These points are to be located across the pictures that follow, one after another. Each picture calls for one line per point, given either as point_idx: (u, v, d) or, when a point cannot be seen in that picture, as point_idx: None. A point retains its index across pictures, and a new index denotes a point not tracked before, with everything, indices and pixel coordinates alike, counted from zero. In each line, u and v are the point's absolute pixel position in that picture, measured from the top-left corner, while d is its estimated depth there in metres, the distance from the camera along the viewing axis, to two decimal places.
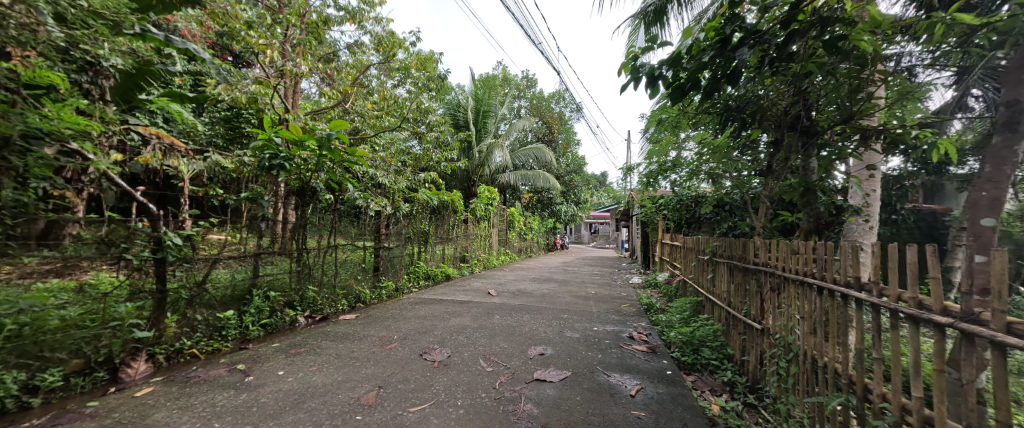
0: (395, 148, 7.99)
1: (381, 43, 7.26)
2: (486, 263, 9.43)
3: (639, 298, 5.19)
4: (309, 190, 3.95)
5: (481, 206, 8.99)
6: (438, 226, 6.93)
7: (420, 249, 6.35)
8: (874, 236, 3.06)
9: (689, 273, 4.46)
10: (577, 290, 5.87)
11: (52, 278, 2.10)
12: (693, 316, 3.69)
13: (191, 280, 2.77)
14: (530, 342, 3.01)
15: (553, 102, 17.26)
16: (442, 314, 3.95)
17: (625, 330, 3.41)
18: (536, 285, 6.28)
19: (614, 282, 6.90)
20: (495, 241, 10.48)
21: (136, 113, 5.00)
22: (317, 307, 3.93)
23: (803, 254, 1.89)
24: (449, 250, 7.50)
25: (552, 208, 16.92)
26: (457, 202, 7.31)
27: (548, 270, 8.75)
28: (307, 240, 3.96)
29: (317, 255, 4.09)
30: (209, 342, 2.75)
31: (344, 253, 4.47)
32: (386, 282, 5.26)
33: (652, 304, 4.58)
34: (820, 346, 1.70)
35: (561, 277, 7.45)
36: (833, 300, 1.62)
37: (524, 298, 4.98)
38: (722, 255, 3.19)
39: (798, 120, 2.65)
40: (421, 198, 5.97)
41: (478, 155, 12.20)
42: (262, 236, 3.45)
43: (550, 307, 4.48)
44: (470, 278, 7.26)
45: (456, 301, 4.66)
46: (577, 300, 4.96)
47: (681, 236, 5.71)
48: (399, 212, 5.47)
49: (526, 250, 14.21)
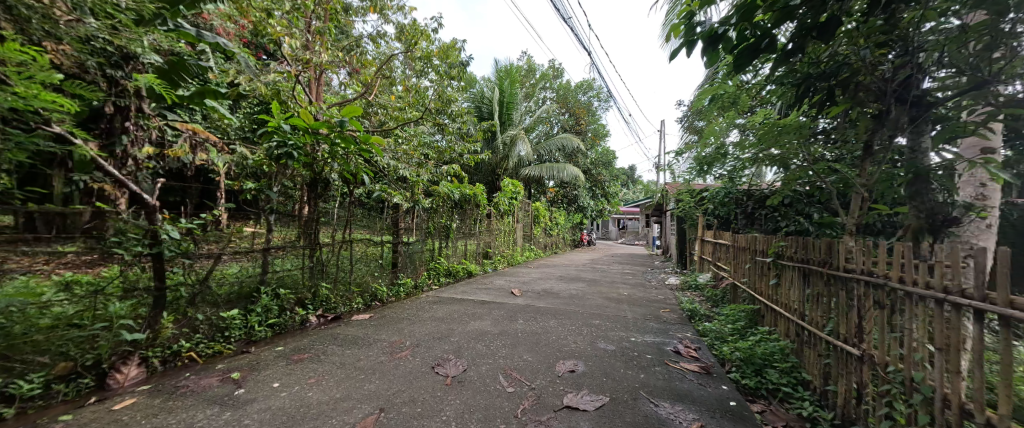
0: (417, 140, 7.76)
1: (403, 31, 7.01)
2: (510, 259, 9.09)
3: (679, 303, 4.67)
4: (322, 181, 3.74)
5: (505, 200, 8.63)
6: (460, 221, 6.64)
7: (441, 245, 6.08)
8: (995, 236, 2.43)
9: (741, 276, 3.89)
10: (608, 291, 5.40)
11: (64, 271, 1.97)
12: (750, 328, 3.17)
13: (194, 276, 2.57)
14: (557, 354, 2.63)
15: (580, 93, 16.62)
16: (461, 317, 3.64)
17: (669, 343, 2.95)
18: (564, 284, 5.87)
19: (648, 283, 6.36)
20: (520, 236, 10.11)
21: (170, 109, 5.08)
22: (331, 306, 3.71)
23: (940, 263, 1.38)
24: (472, 245, 7.21)
25: (579, 203, 16.33)
26: (479, 195, 6.99)
27: (576, 269, 8.29)
28: (320, 234, 3.75)
29: (331, 250, 3.87)
30: (211, 344, 2.55)
31: (360, 249, 4.24)
32: (405, 279, 5.02)
33: (697, 310, 4.05)
34: (978, 395, 1.21)
35: (590, 276, 6.98)
36: (1008, 332, 1.12)
37: (550, 299, 4.59)
38: (793, 258, 2.64)
39: (904, 89, 2.07)
40: (442, 191, 5.68)
41: (503, 148, 11.84)
42: (272, 230, 3.24)
43: (579, 310, 4.07)
44: (493, 275, 6.94)
45: (477, 301, 4.34)
46: (609, 303, 4.52)
47: (728, 233, 5.09)
48: (418, 206, 5.21)
49: (551, 246, 13.75)
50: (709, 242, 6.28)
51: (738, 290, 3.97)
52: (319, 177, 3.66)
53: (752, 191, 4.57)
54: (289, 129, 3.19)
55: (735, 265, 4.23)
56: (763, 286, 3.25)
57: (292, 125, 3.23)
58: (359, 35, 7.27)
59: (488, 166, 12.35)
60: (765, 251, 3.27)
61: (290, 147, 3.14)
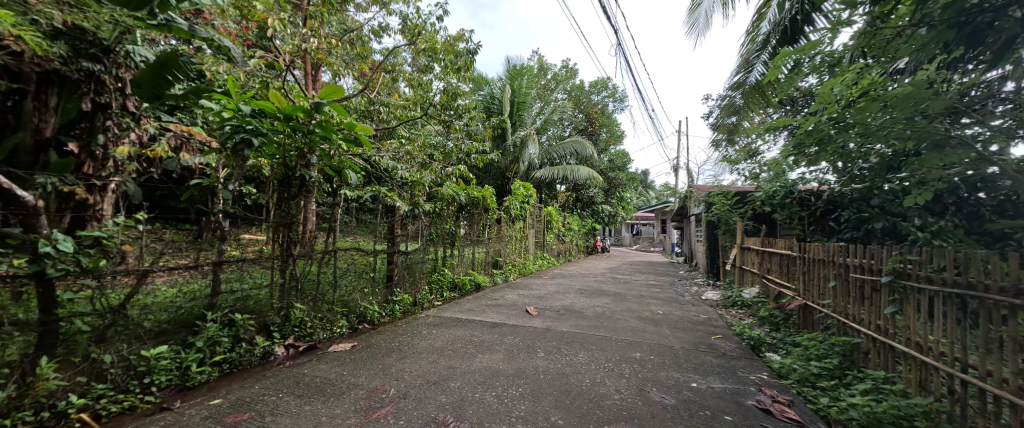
0: (421, 139, 7.15)
1: (406, 21, 6.48)
2: (522, 268, 8.36)
3: (729, 327, 3.86)
4: (301, 179, 3.07)
5: (517, 204, 7.92)
6: (467, 227, 5.94)
7: (445, 254, 5.39)
8: None
9: (821, 296, 3.07)
10: (640, 309, 4.62)
11: None
12: (853, 373, 2.37)
13: (104, 303, 1.91)
14: (598, 413, 1.88)
15: (594, 93, 16.02)
16: (466, 347, 2.92)
17: (747, 393, 2.18)
18: (584, 299, 5.12)
19: (682, 298, 5.53)
20: (531, 243, 9.38)
21: None
22: (306, 333, 3.01)
23: None
24: (480, 253, 6.49)
25: (593, 208, 15.52)
26: (488, 198, 6.28)
27: (596, 280, 7.49)
28: (296, 240, 3.08)
29: (312, 261, 3.20)
30: (119, 397, 1.86)
31: (345, 260, 3.55)
32: (402, 295, 4.31)
33: (760, 338, 3.25)
34: None
35: (612, 288, 6.20)
36: None
37: (573, 321, 3.84)
38: (946, 282, 1.84)
39: None
40: (446, 193, 5.00)
41: (513, 149, 11.21)
42: (229, 238, 2.57)
43: (612, 337, 3.30)
44: (504, 288, 6.20)
45: (486, 324, 3.60)
46: (643, 325, 3.74)
47: (787, 241, 4.25)
48: (417, 209, 4.52)
49: (565, 254, 12.95)
50: (755, 251, 5.44)
51: (817, 315, 3.14)
52: (294, 172, 2.97)
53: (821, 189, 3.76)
54: (252, 112, 2.56)
55: (805, 282, 3.40)
56: (869, 313, 2.43)
57: (256, 108, 2.61)
58: (360, 25, 6.75)
59: (498, 168, 11.71)
60: (869, 266, 2.46)
61: (258, 135, 2.53)
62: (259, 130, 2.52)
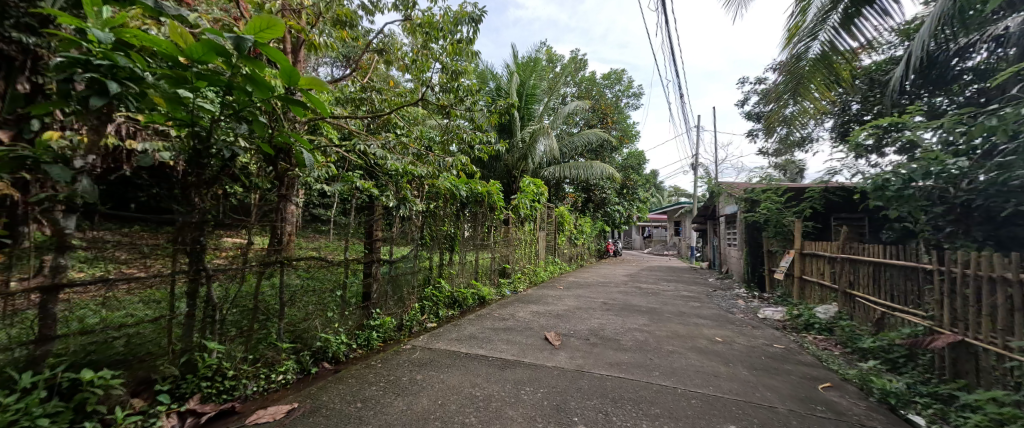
0: (417, 130, 6.19)
1: None
2: (532, 277, 7.34)
3: (826, 367, 2.83)
4: (224, 157, 2.05)
5: (527, 203, 6.89)
6: (469, 229, 4.95)
7: (442, 263, 4.39)
8: None
9: (1004, 332, 2.04)
10: (691, 334, 3.59)
11: None
12: None
13: None
14: None
15: (605, 87, 15.07)
16: (464, 411, 1.92)
17: None
18: (615, 319, 4.09)
19: (734, 317, 4.49)
20: (542, 247, 8.37)
21: None
22: (223, 389, 2.02)
23: None
24: (485, 260, 5.50)
25: (605, 209, 14.49)
26: (495, 195, 5.27)
27: (619, 290, 6.46)
28: (221, 248, 2.12)
29: (246, 278, 2.24)
30: None
31: (299, 275, 2.57)
32: (383, 318, 3.31)
33: (898, 392, 2.20)
34: None
35: (642, 302, 5.19)
36: None
37: (611, 356, 2.81)
38: None
39: None
40: (442, 187, 3.98)
41: (520, 145, 10.30)
42: (184, 242, 1.93)
43: (676, 388, 2.27)
44: (513, 302, 5.21)
45: (494, 365, 2.59)
46: (708, 363, 2.72)
47: (899, 248, 3.19)
48: (406, 206, 3.53)
49: (576, 258, 11.91)
50: (827, 259, 4.40)
51: (993, 363, 2.09)
52: (207, 147, 1.96)
53: (970, 177, 2.69)
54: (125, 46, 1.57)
55: (956, 308, 2.36)
56: None
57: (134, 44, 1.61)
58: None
59: (504, 165, 10.75)
60: None
61: (138, 85, 1.61)
62: (137, 74, 1.58)
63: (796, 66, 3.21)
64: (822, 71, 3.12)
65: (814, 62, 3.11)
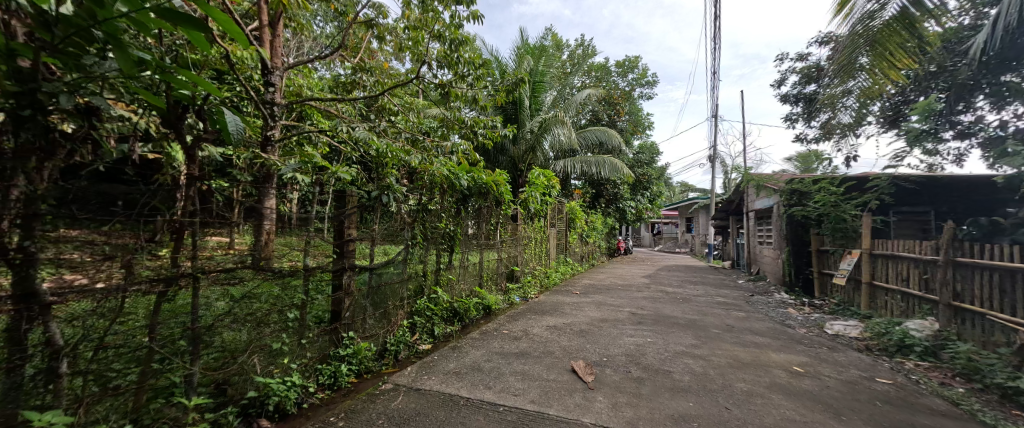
0: (413, 114, 5.40)
1: None
2: (543, 280, 6.56)
3: (973, 419, 2.01)
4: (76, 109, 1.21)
5: (538, 197, 6.05)
6: (473, 227, 4.16)
7: (438, 268, 3.59)
8: None
9: None
10: (758, 361, 2.78)
11: None
12: None
13: None
14: None
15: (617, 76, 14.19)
16: None
17: None
18: (653, 338, 3.29)
19: (795, 333, 3.68)
20: (553, 246, 7.58)
21: None
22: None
23: None
24: (490, 263, 4.72)
25: (617, 204, 13.63)
26: (503, 187, 4.46)
27: (645, 296, 5.67)
28: (117, 256, 1.38)
29: (131, 306, 1.48)
30: None
31: (225, 295, 1.80)
32: (357, 344, 2.55)
33: None
34: None
35: (677, 313, 4.39)
36: None
37: (670, 403, 2.01)
38: None
39: None
40: (438, 174, 3.14)
41: (528, 136, 9.49)
42: (162, 242, 1.53)
43: None
44: (524, 313, 4.42)
45: (507, 421, 1.81)
46: (811, 415, 1.91)
47: None
48: (391, 197, 2.73)
49: (587, 258, 11.10)
50: (917, 262, 3.55)
51: None
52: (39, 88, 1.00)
53: None
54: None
55: None
56: None
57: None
58: None
59: (510, 158, 9.94)
60: None
61: None
62: None
63: (854, 40, 2.15)
64: (898, 39, 2.04)
65: (886, 25, 2.02)
